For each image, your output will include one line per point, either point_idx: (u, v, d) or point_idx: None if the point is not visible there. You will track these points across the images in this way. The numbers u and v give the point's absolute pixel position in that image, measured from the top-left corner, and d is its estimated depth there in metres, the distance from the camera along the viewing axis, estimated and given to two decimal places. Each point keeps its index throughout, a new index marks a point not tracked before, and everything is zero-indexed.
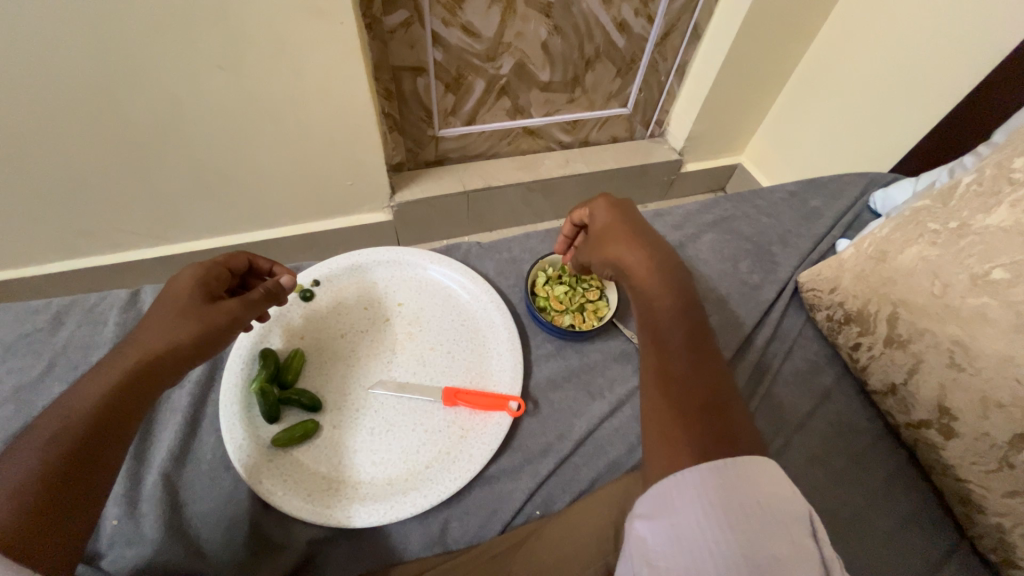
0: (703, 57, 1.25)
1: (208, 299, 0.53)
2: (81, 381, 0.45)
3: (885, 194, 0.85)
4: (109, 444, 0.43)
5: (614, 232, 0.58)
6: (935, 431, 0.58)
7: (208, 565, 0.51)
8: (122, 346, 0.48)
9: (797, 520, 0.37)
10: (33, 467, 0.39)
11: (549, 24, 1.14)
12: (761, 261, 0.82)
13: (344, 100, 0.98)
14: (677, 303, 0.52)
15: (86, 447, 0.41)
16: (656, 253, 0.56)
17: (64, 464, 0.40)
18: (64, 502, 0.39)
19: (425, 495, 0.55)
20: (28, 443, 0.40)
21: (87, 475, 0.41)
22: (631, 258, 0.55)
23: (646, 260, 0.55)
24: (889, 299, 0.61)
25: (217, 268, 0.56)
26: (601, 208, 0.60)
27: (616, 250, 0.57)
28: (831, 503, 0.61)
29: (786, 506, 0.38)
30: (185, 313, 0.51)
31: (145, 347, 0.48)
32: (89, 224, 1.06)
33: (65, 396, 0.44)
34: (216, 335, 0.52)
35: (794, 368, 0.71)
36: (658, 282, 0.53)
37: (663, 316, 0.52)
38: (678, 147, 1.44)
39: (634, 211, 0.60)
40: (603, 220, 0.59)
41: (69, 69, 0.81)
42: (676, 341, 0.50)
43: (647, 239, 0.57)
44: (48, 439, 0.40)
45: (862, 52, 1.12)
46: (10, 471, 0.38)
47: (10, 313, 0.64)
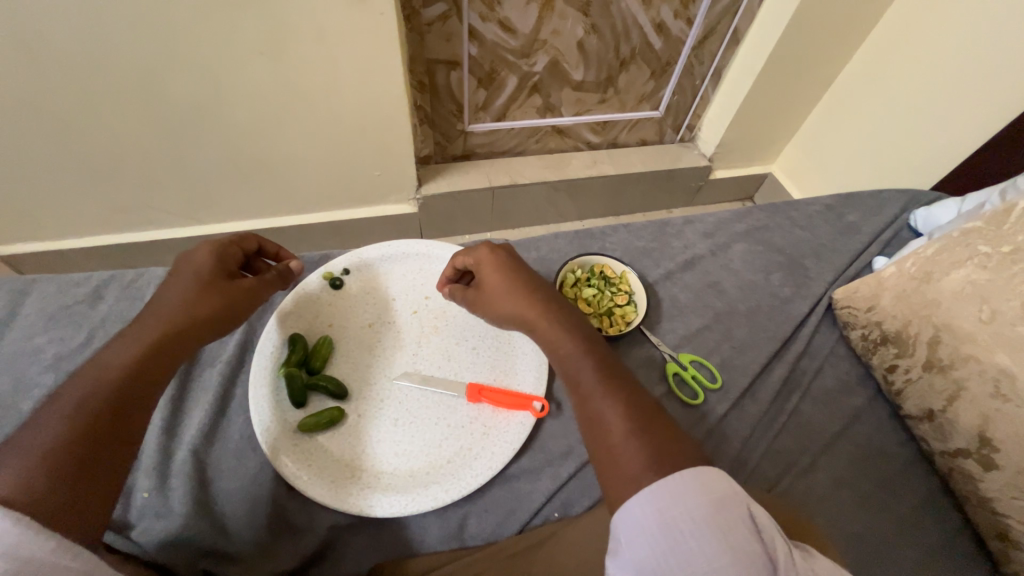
0: (741, 63, 1.22)
1: (227, 277, 0.54)
2: (101, 353, 0.46)
3: (927, 212, 0.82)
4: (130, 413, 0.43)
5: (494, 276, 0.58)
6: (972, 461, 0.56)
7: (233, 543, 0.52)
8: (144, 319, 0.49)
9: (727, 502, 0.38)
10: (56, 433, 0.39)
11: (586, 23, 1.13)
12: (794, 274, 0.80)
13: (378, 90, 0.98)
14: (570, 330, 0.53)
15: (114, 416, 0.42)
16: (536, 288, 0.57)
17: (85, 431, 0.40)
18: (87, 469, 0.39)
19: (446, 490, 0.55)
20: (54, 411, 0.41)
21: (107, 444, 0.41)
22: (518, 299, 0.56)
23: (529, 297, 0.56)
24: (931, 321, 0.60)
25: (234, 245, 0.57)
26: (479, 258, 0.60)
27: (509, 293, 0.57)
28: (857, 527, 0.59)
29: (712, 497, 0.38)
30: (207, 288, 0.52)
31: (170, 320, 0.49)
32: (127, 201, 1.09)
33: (88, 366, 0.44)
34: (232, 313, 0.53)
35: (823, 386, 0.69)
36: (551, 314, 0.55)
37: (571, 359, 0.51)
38: (708, 153, 1.42)
39: (507, 250, 0.61)
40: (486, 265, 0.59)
41: (117, 48, 0.82)
42: (583, 370, 0.50)
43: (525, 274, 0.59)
44: (70, 408, 0.41)
45: (909, 64, 1.08)
46: (37, 436, 0.39)
47: (52, 284, 0.66)
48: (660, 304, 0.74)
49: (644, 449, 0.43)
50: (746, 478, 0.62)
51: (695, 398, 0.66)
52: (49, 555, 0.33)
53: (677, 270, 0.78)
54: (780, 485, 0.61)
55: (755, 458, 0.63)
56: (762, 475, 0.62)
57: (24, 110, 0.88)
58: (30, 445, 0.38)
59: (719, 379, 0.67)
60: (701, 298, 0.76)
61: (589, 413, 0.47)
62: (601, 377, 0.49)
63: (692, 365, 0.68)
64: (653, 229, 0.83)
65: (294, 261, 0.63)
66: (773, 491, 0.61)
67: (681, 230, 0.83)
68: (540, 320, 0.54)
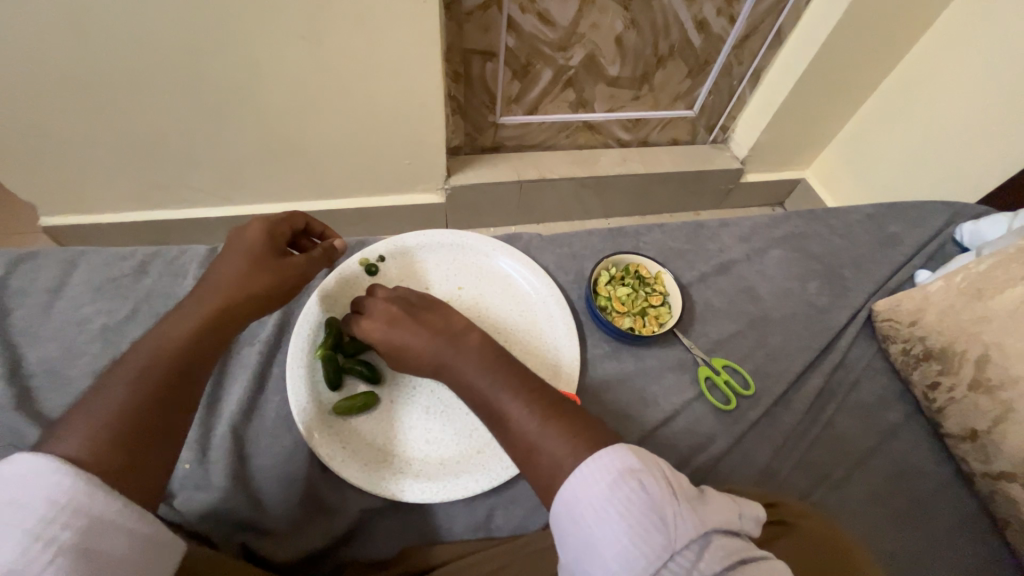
0: (782, 64, 1.19)
1: (277, 254, 0.56)
2: (163, 323, 0.47)
3: (975, 227, 0.79)
4: (186, 384, 0.45)
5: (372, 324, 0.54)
6: (1017, 485, 0.54)
7: (268, 518, 0.53)
8: (201, 291, 0.51)
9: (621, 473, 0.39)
10: (120, 400, 0.41)
11: (626, 18, 1.11)
12: (832, 284, 0.78)
13: (415, 79, 0.98)
14: (463, 347, 0.51)
15: (173, 385, 0.44)
16: (424, 312, 0.55)
17: (146, 399, 0.42)
18: (148, 436, 0.41)
19: (476, 479, 0.55)
20: (119, 377, 0.43)
21: (165, 413, 0.43)
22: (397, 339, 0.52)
23: (415, 329, 0.52)
24: (980, 340, 0.58)
25: (281, 223, 0.58)
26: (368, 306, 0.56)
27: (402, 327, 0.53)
28: (891, 544, 0.58)
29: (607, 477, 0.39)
30: (259, 265, 0.53)
31: (225, 293, 0.50)
32: (164, 179, 1.11)
33: (147, 336, 0.46)
34: (284, 290, 0.55)
35: (860, 399, 0.68)
36: (442, 336, 0.52)
37: (467, 380, 0.49)
38: (741, 156, 1.39)
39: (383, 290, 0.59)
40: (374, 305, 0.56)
41: (165, 28, 0.84)
42: (478, 385, 0.48)
43: (409, 300, 0.57)
44: (132, 376, 0.43)
45: (962, 72, 1.04)
46: (102, 401, 0.41)
47: (98, 257, 0.67)
48: (693, 308, 0.73)
49: (562, 438, 0.43)
50: (775, 487, 0.61)
51: (727, 403, 0.65)
52: (117, 514, 0.36)
53: (711, 274, 0.77)
54: (811, 496, 0.60)
55: (786, 468, 0.62)
56: (793, 485, 0.61)
57: (74, 86, 0.91)
58: (98, 409, 0.40)
59: (752, 386, 0.66)
60: (736, 303, 0.74)
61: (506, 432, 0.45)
62: (498, 384, 0.47)
63: (724, 370, 0.67)
64: (688, 231, 0.82)
65: (338, 241, 0.64)
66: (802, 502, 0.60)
67: (716, 233, 0.82)
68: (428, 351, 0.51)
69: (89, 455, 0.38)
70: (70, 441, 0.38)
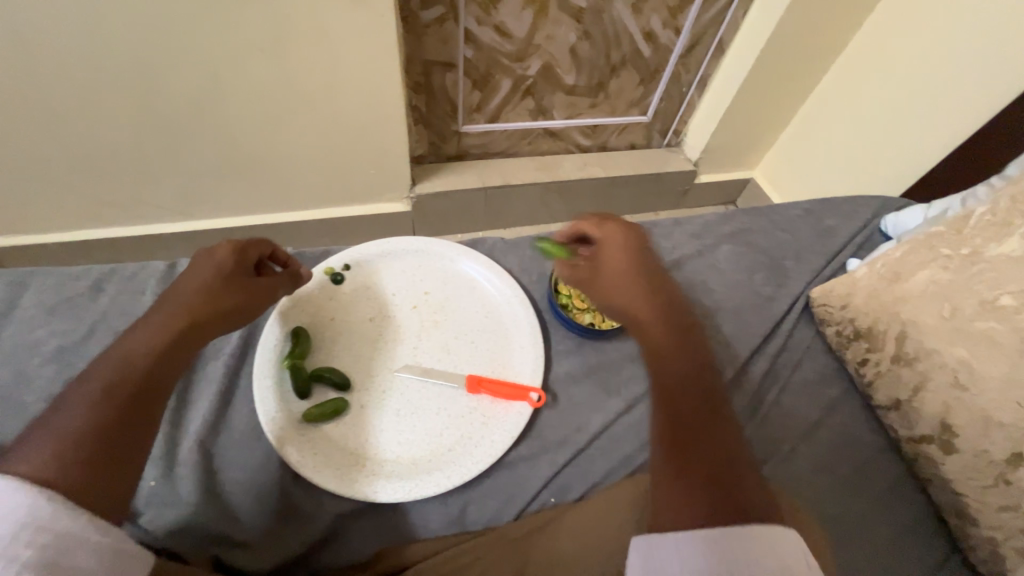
0: (726, 72, 1.27)
1: (245, 276, 0.56)
2: (124, 341, 0.48)
3: (896, 217, 0.87)
4: (151, 399, 0.46)
5: (613, 260, 0.59)
6: (934, 446, 0.60)
7: (241, 529, 0.53)
8: (163, 309, 0.51)
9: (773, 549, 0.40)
10: (83, 417, 0.42)
11: (579, 29, 1.16)
12: (775, 274, 0.84)
13: (376, 90, 1.00)
14: (670, 330, 0.56)
15: (136, 400, 0.44)
16: (652, 283, 0.59)
17: (110, 416, 0.42)
18: (112, 451, 0.41)
19: (448, 476, 0.57)
20: (80, 396, 0.43)
21: (132, 429, 0.43)
22: (630, 286, 0.57)
23: (642, 291, 0.57)
24: (899, 318, 0.64)
25: (254, 245, 0.59)
26: (616, 245, 0.60)
27: (614, 284, 0.58)
28: (833, 508, 0.64)
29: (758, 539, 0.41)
30: (225, 286, 0.54)
31: (188, 312, 0.51)
32: (117, 195, 1.07)
33: (107, 354, 0.46)
34: (248, 311, 0.55)
35: (803, 378, 0.74)
36: (653, 307, 0.57)
37: (658, 348, 0.55)
38: (694, 158, 1.47)
39: (628, 236, 0.61)
40: (607, 254, 0.60)
41: (114, 41, 0.82)
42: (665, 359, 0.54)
43: (653, 273, 0.60)
44: (95, 393, 0.43)
45: (881, 78, 1.14)
46: (62, 420, 0.41)
47: (50, 277, 0.65)
48: None
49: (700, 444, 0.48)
50: None
51: None
52: (82, 528, 0.36)
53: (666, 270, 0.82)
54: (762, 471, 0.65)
55: None
56: None
57: (14, 100, 0.87)
58: (58, 427, 0.41)
59: None
60: (689, 296, 0.80)
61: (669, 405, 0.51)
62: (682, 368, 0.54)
63: None
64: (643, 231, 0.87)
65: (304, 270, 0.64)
66: None
67: (669, 231, 0.87)
68: (641, 306, 0.57)
69: (52, 473, 0.38)
70: (32, 460, 0.38)
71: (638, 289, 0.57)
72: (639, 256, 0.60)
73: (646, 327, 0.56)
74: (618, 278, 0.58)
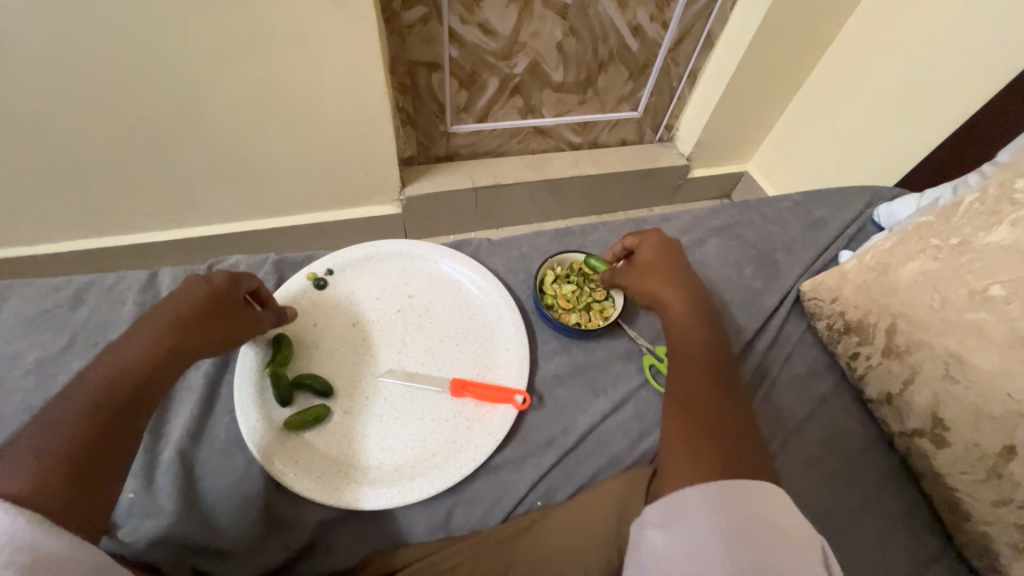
0: (715, 64, 1.26)
1: (236, 312, 0.56)
2: (109, 356, 0.48)
3: (889, 207, 0.86)
4: (129, 422, 0.46)
5: (655, 262, 0.63)
6: (926, 440, 0.60)
7: (222, 540, 0.53)
8: (150, 328, 0.50)
9: (784, 513, 0.40)
10: (61, 436, 0.42)
11: (565, 26, 1.15)
12: (765, 268, 0.83)
13: (360, 92, 0.99)
14: (705, 337, 0.58)
15: (121, 420, 0.45)
16: (694, 292, 0.61)
17: (90, 438, 0.43)
18: (90, 473, 0.41)
19: (431, 481, 0.56)
20: (66, 412, 0.43)
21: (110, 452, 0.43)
22: (667, 289, 0.61)
23: (680, 295, 0.60)
24: (888, 310, 0.63)
25: (247, 277, 0.58)
26: (656, 251, 0.64)
27: (650, 276, 0.63)
28: (825, 505, 0.63)
29: (770, 501, 0.41)
30: (215, 321, 0.53)
31: (173, 341, 0.50)
32: (104, 205, 1.07)
33: (92, 369, 0.47)
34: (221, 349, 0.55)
35: (794, 373, 0.73)
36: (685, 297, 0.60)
37: (690, 349, 0.57)
38: (686, 153, 1.45)
39: (662, 238, 0.66)
40: (649, 252, 0.65)
41: (92, 51, 0.82)
42: (694, 361, 0.55)
43: (695, 286, 0.62)
44: (76, 412, 0.43)
45: (873, 66, 1.13)
46: (46, 436, 0.41)
47: (31, 289, 0.65)
48: None
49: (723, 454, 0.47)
50: None
51: None
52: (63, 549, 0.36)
53: None
54: None
55: None
56: None
57: None
58: (42, 444, 0.41)
59: None
60: None
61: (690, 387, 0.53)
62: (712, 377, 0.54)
63: None
64: (631, 227, 0.86)
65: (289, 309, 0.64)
66: None
67: (658, 227, 0.87)
68: (676, 307, 0.60)
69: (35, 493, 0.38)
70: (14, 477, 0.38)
71: (676, 293, 0.60)
72: (680, 267, 0.64)
73: (681, 329, 0.58)
74: (657, 279, 0.62)
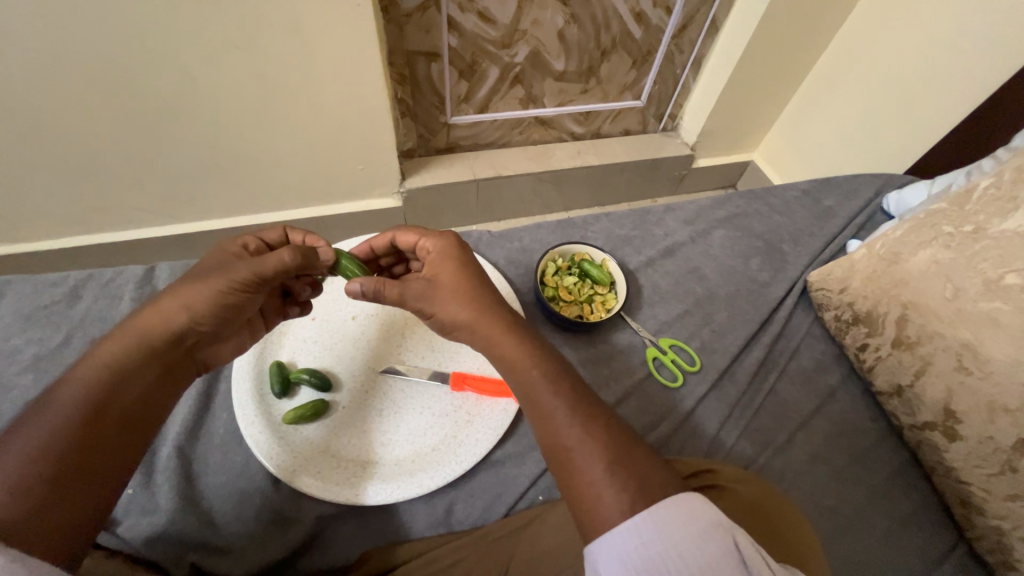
0: (720, 50, 1.23)
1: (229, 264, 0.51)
2: (101, 346, 0.45)
3: (900, 195, 0.84)
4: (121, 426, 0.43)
5: (449, 276, 0.53)
6: (938, 433, 0.58)
7: (222, 535, 0.53)
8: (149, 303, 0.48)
9: (690, 521, 0.36)
10: (86, 400, 0.42)
11: (566, 13, 1.12)
12: (771, 259, 0.81)
13: (357, 83, 0.97)
14: (540, 358, 0.48)
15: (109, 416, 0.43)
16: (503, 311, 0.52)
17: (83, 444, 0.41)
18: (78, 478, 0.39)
19: (432, 476, 0.56)
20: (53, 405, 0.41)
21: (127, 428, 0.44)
22: (472, 310, 0.51)
23: (492, 319, 0.50)
24: (899, 301, 0.61)
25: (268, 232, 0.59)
26: (445, 269, 0.54)
27: (444, 297, 0.52)
28: (832, 500, 0.62)
29: (673, 514, 0.37)
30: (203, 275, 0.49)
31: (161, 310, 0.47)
32: (104, 200, 1.07)
33: (124, 327, 0.47)
34: (231, 314, 0.51)
35: (800, 366, 0.71)
36: (496, 316, 0.51)
37: (534, 380, 0.46)
38: (691, 142, 1.43)
39: (447, 246, 0.56)
40: (436, 265, 0.55)
41: (83, 42, 0.80)
42: (543, 395, 0.45)
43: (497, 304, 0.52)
44: (102, 376, 0.44)
45: (884, 50, 1.10)
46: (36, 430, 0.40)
47: (28, 285, 0.65)
48: (640, 291, 0.76)
49: None
50: (725, 457, 0.63)
51: (675, 380, 0.68)
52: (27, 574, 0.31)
53: (657, 258, 0.80)
54: (757, 462, 0.63)
55: (734, 437, 0.64)
56: (741, 453, 0.64)
57: None
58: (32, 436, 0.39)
59: (698, 362, 0.69)
60: (681, 284, 0.77)
61: (539, 410, 0.45)
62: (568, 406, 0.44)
63: (671, 349, 0.70)
64: (634, 218, 0.84)
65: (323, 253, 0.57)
66: (750, 468, 0.63)
67: (661, 218, 0.85)
68: (494, 333, 0.49)
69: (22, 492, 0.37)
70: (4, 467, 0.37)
71: (487, 314, 0.50)
72: (475, 281, 0.53)
73: (520, 360, 0.48)
74: (457, 303, 0.51)
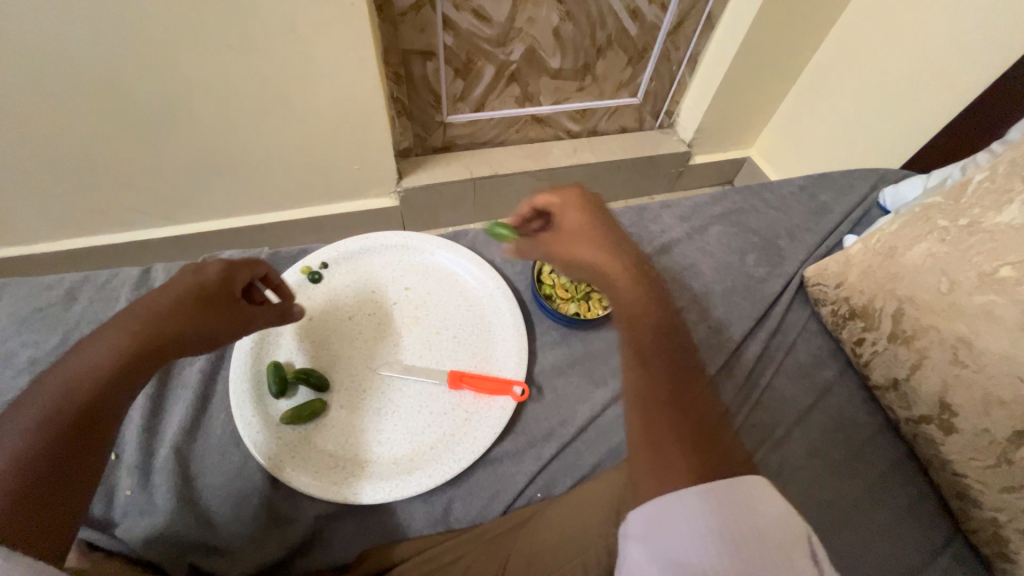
0: (716, 47, 1.23)
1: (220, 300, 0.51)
2: (90, 342, 0.44)
3: (895, 190, 0.83)
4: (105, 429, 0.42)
5: (583, 226, 0.54)
6: (934, 426, 0.58)
7: (220, 535, 0.53)
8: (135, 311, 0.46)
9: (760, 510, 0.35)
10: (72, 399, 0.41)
11: (561, 10, 1.12)
12: (768, 255, 0.81)
13: (352, 82, 0.97)
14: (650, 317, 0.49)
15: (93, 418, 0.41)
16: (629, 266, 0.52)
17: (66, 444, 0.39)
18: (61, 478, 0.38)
19: (430, 474, 0.56)
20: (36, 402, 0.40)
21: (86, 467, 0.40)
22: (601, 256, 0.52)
23: (619, 268, 0.51)
24: (895, 295, 0.61)
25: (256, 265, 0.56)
26: (581, 220, 0.55)
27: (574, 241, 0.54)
28: (829, 494, 0.62)
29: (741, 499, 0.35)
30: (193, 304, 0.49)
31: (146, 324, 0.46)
32: (99, 203, 1.07)
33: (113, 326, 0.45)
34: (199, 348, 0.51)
35: (797, 362, 0.71)
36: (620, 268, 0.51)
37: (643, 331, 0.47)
38: (687, 139, 1.43)
39: (586, 200, 0.57)
40: (569, 213, 0.56)
41: (75, 43, 0.80)
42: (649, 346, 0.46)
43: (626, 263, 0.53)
44: (89, 377, 0.42)
45: (879, 45, 1.10)
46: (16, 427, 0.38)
47: (24, 288, 0.65)
48: None
49: None
50: None
51: None
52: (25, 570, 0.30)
53: (654, 254, 0.80)
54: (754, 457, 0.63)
55: None
56: None
57: None
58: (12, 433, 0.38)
59: None
60: (678, 281, 0.77)
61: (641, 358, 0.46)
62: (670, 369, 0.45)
63: None
64: (630, 216, 0.84)
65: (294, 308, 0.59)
66: None
67: (658, 215, 0.85)
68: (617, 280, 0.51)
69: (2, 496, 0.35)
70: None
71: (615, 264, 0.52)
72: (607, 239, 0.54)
73: (632, 308, 0.49)
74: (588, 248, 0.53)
